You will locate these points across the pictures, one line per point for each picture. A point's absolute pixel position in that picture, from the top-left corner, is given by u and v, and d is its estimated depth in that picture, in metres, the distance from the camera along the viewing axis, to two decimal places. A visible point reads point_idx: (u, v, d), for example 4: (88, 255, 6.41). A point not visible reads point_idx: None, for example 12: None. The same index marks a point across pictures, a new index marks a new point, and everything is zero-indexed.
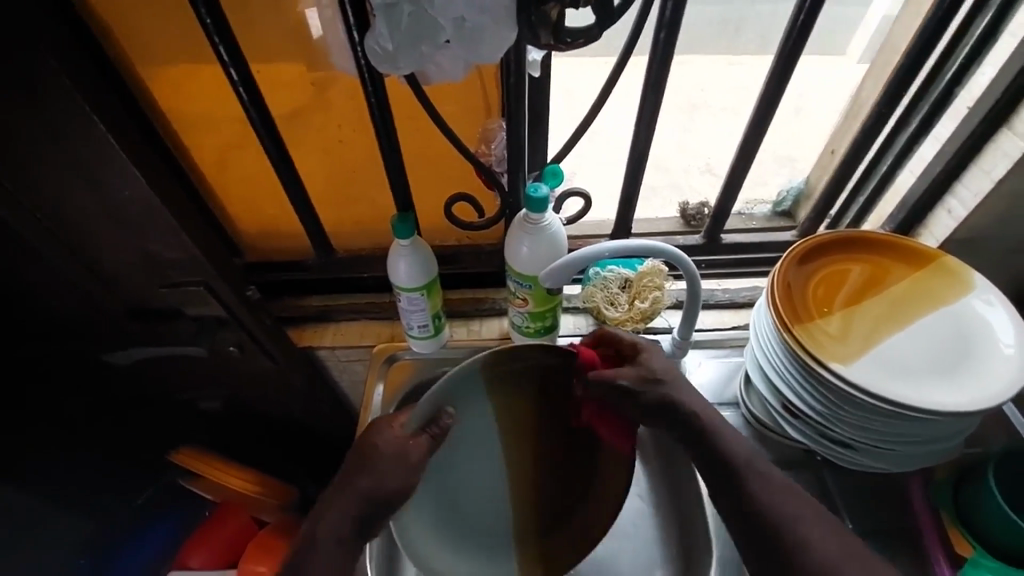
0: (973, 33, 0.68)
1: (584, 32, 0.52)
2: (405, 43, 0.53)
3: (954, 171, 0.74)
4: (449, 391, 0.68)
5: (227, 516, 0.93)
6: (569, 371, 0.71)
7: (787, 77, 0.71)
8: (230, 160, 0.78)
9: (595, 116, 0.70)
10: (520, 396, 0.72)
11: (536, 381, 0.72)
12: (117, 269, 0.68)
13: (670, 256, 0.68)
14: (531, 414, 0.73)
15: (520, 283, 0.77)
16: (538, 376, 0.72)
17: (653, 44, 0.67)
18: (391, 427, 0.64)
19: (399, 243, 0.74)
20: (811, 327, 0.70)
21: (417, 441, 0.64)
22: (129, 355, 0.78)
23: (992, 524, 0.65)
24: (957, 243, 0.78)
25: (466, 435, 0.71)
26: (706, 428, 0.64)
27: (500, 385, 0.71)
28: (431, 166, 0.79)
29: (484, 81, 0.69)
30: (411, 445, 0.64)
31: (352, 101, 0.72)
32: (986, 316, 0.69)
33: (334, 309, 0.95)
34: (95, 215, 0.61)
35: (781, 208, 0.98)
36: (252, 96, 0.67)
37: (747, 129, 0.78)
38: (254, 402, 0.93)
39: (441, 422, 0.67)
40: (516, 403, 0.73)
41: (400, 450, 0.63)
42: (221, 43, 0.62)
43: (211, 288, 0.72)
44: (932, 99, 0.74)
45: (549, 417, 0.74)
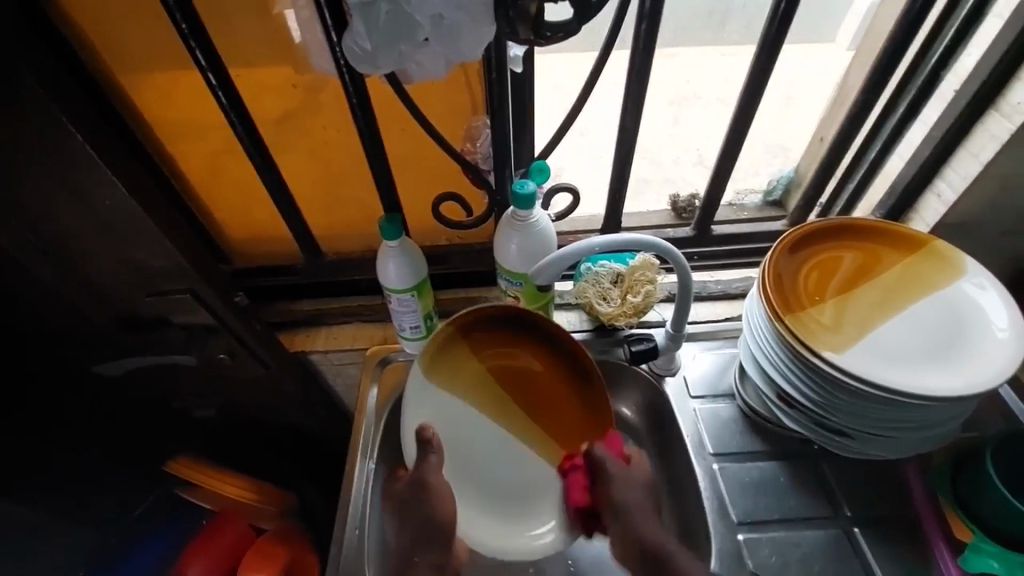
0: (958, 15, 0.67)
1: (563, 26, 0.51)
2: (383, 42, 0.52)
3: (942, 155, 0.74)
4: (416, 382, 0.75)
5: (225, 525, 0.89)
6: (506, 329, 0.80)
7: (770, 68, 0.71)
8: (213, 166, 0.77)
9: (580, 110, 0.70)
10: (474, 365, 0.79)
11: (483, 340, 0.80)
12: (102, 279, 0.68)
13: (661, 250, 0.68)
14: (496, 383, 0.79)
15: (511, 282, 0.76)
16: (482, 336, 0.80)
17: (636, 37, 0.67)
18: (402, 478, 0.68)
19: (388, 244, 0.74)
20: (802, 317, 0.70)
21: (429, 463, 0.64)
22: (117, 367, 0.79)
23: (993, 510, 0.64)
24: (948, 227, 0.78)
25: (448, 420, 0.76)
26: (631, 525, 0.62)
27: (447, 369, 0.77)
28: (417, 165, 0.79)
29: (468, 79, 0.69)
30: (425, 469, 0.64)
31: (335, 103, 0.71)
32: (978, 300, 0.69)
33: (326, 312, 0.94)
34: (77, 225, 0.60)
35: (772, 197, 0.98)
36: (231, 100, 0.66)
37: (733, 120, 0.77)
38: (248, 408, 0.93)
39: (433, 435, 0.65)
40: (475, 367, 0.79)
41: (419, 482, 0.64)
42: (198, 47, 0.61)
43: (198, 295, 0.71)
44: (918, 83, 0.73)
45: (513, 376, 0.80)
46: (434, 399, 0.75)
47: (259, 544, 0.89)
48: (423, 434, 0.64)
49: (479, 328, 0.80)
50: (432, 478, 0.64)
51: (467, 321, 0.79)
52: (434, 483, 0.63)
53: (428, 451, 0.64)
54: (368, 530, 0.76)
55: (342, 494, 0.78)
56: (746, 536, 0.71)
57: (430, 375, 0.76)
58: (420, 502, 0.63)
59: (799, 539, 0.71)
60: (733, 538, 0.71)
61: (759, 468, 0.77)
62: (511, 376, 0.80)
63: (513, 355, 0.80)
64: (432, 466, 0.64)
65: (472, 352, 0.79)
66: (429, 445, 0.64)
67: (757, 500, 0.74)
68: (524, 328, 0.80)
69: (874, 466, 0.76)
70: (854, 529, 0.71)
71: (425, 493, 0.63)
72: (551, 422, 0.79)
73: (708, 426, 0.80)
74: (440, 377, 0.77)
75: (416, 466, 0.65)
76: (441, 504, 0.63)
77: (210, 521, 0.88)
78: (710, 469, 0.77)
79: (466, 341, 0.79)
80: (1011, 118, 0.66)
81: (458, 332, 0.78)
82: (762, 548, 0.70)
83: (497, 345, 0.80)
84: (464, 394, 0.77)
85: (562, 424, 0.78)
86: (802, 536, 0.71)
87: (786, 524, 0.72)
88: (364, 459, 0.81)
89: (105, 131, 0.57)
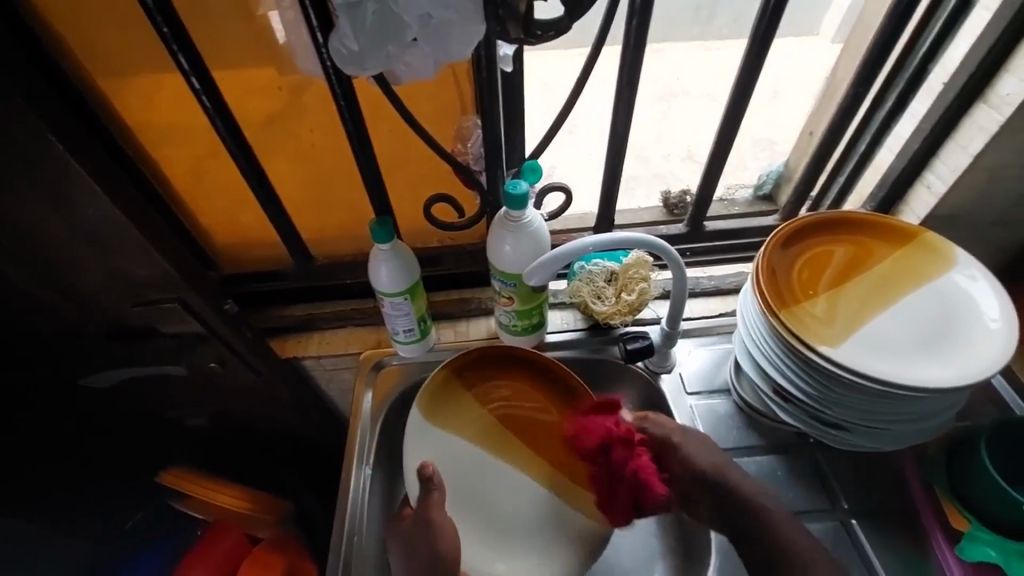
0: (946, 7, 0.67)
1: (554, 23, 0.50)
2: (371, 44, 0.51)
3: (931, 147, 0.75)
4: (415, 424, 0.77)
5: (220, 534, 0.88)
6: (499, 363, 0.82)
7: (760, 65, 0.71)
8: (195, 170, 0.76)
9: (571, 108, 0.70)
10: (472, 403, 0.81)
11: (476, 374, 0.82)
12: (87, 290, 0.66)
13: (654, 247, 0.68)
14: (497, 421, 0.81)
15: (505, 283, 0.75)
16: (474, 371, 0.82)
17: (627, 35, 0.66)
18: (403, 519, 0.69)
19: (379, 247, 0.72)
20: (797, 311, 0.70)
21: (433, 500, 0.64)
22: (105, 378, 0.77)
23: (989, 498, 0.65)
24: (938, 219, 0.79)
25: (449, 459, 0.77)
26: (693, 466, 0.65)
27: (445, 410, 0.79)
28: (407, 167, 0.78)
29: (457, 79, 0.68)
30: (430, 506, 0.64)
31: (322, 105, 0.70)
32: (969, 290, 0.69)
33: (318, 317, 0.93)
34: (59, 235, 0.59)
35: (762, 191, 0.98)
36: (215, 104, 0.65)
37: (725, 116, 0.77)
38: (241, 416, 0.91)
39: (434, 471, 0.65)
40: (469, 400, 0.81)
41: (423, 520, 0.64)
42: (180, 51, 0.59)
43: (187, 303, 0.69)
44: (906, 76, 0.73)
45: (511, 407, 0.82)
46: (433, 440, 0.77)
47: (254, 553, 0.88)
48: (423, 472, 0.65)
49: (475, 368, 0.82)
50: (435, 515, 0.64)
51: (461, 362, 0.81)
52: (437, 520, 0.64)
53: (430, 489, 0.64)
54: (366, 535, 0.75)
55: (340, 493, 0.77)
56: None
57: (427, 418, 0.78)
58: (426, 538, 0.63)
59: None
60: None
61: (756, 462, 0.77)
62: (511, 412, 0.81)
63: (510, 393, 0.82)
64: (435, 503, 0.64)
65: (469, 392, 0.81)
66: (431, 482, 0.64)
67: None
68: (519, 365, 0.82)
69: (870, 458, 0.76)
70: (852, 520, 0.72)
71: (431, 531, 0.63)
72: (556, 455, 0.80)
73: (705, 423, 0.80)
74: (439, 418, 0.78)
75: (420, 505, 0.65)
76: (446, 539, 0.63)
77: (204, 531, 0.88)
78: None
79: (462, 382, 0.81)
80: (1000, 110, 0.66)
81: (453, 374, 0.81)
82: None
83: (495, 384, 0.82)
84: (467, 434, 0.79)
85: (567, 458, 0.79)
86: None
87: None
88: (361, 465, 0.80)
89: (87, 139, 0.55)
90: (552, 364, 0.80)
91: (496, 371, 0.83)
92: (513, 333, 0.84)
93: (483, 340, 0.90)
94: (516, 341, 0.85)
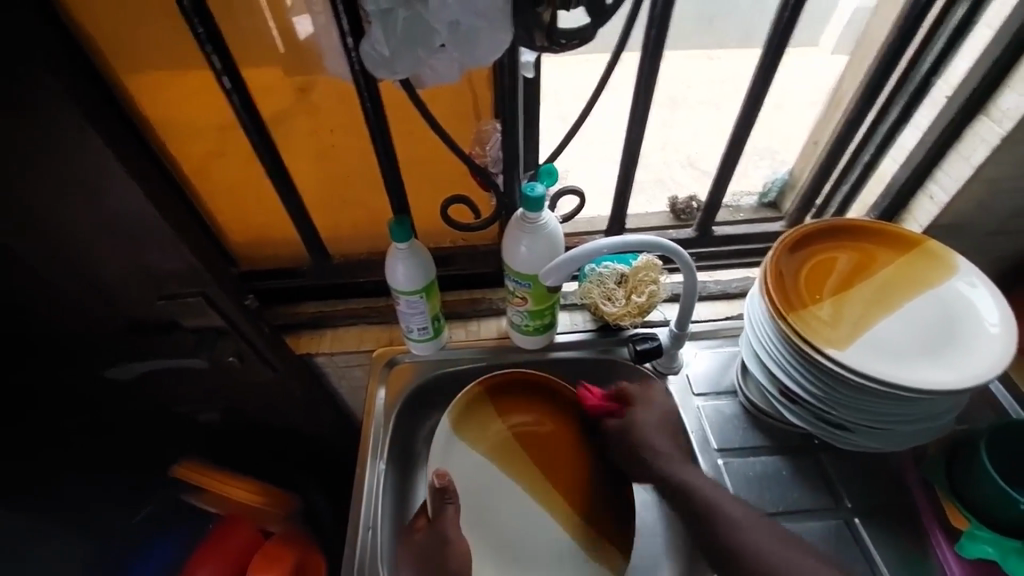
0: (951, 23, 0.70)
1: (578, 33, 0.53)
2: (401, 48, 0.54)
3: (935, 157, 0.77)
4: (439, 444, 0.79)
5: (232, 529, 0.90)
6: (518, 382, 0.85)
7: (771, 76, 0.74)
8: (218, 168, 0.78)
9: (587, 116, 0.72)
10: (499, 426, 0.84)
11: (497, 393, 0.84)
12: (113, 284, 0.68)
13: (666, 250, 0.70)
14: (520, 446, 0.83)
15: (518, 283, 0.77)
16: (495, 390, 0.84)
17: (644, 44, 0.69)
18: (416, 530, 0.69)
19: (397, 247, 0.74)
20: (803, 314, 0.72)
21: (447, 513, 0.67)
22: (127, 371, 0.77)
23: (989, 498, 0.67)
24: (940, 228, 0.81)
25: (472, 477, 0.80)
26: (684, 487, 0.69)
27: (472, 427, 0.82)
28: (426, 169, 0.80)
29: (477, 85, 0.70)
30: (443, 520, 0.67)
31: (346, 107, 0.72)
32: (970, 298, 0.71)
33: (332, 315, 0.95)
34: (91, 228, 0.61)
35: (767, 198, 1.00)
36: (244, 103, 0.67)
37: (736, 123, 0.80)
38: (254, 411, 0.92)
39: (449, 483, 0.69)
40: (485, 418, 0.83)
41: (438, 533, 0.66)
42: (214, 52, 0.61)
43: (210, 298, 0.71)
44: (911, 89, 0.76)
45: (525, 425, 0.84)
46: (460, 455, 0.80)
47: (265, 548, 0.90)
48: (437, 481, 0.69)
49: (499, 388, 0.84)
50: (449, 530, 0.66)
51: (495, 382, 0.84)
52: (452, 536, 0.66)
53: (445, 501, 0.68)
54: (380, 531, 0.77)
55: (354, 488, 0.79)
56: None
57: (457, 430, 0.81)
58: (439, 554, 0.65)
59: (803, 531, 0.73)
60: None
61: (762, 462, 0.79)
62: (536, 439, 0.84)
63: (533, 422, 0.84)
64: (450, 516, 0.67)
65: (498, 414, 0.84)
66: (446, 496, 0.68)
67: (760, 493, 0.76)
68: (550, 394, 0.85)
69: (873, 459, 0.78)
70: (854, 519, 0.74)
71: (444, 548, 0.65)
72: (573, 484, 0.82)
73: (712, 423, 0.82)
74: (466, 433, 0.81)
75: (435, 517, 0.68)
76: (458, 553, 0.65)
77: (215, 524, 0.90)
78: (714, 464, 0.79)
79: (492, 404, 0.84)
80: (1001, 123, 0.68)
81: (487, 392, 0.84)
82: None
83: (521, 411, 0.85)
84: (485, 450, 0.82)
85: (582, 487, 0.82)
86: (805, 528, 0.73)
87: (790, 516, 0.74)
88: (375, 460, 0.82)
89: (125, 138, 0.57)
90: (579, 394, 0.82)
91: (523, 397, 0.85)
92: (524, 333, 0.85)
93: (494, 340, 0.92)
94: (527, 341, 0.87)
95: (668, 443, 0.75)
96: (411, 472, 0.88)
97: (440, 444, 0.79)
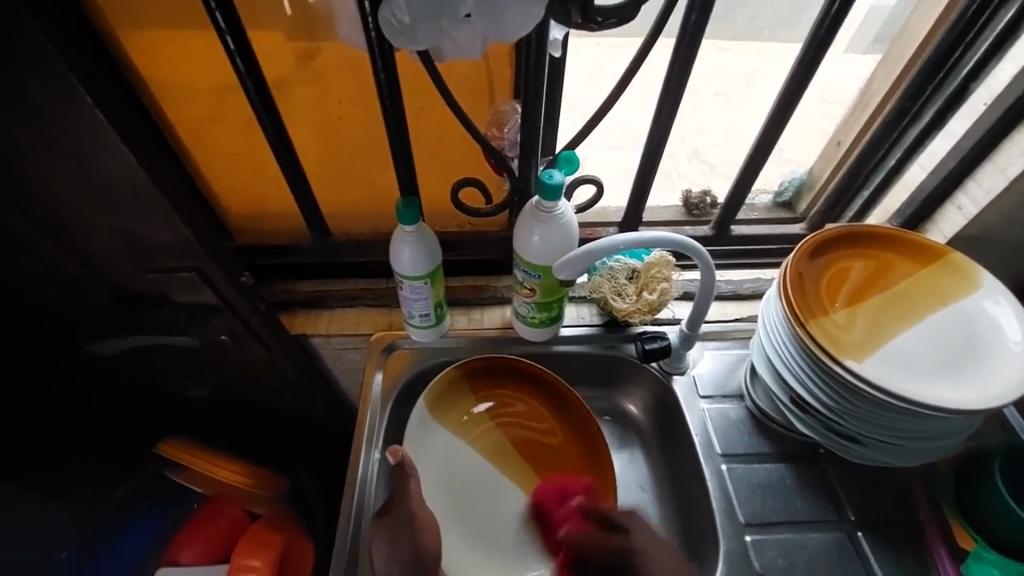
0: (995, 28, 0.67)
1: (617, 11, 0.49)
2: (423, 14, 0.49)
3: (969, 165, 0.74)
4: (411, 431, 0.78)
5: (216, 511, 0.87)
6: (493, 366, 0.84)
7: (810, 70, 0.70)
8: (218, 136, 0.73)
9: (613, 103, 0.68)
10: (474, 410, 0.83)
11: (475, 375, 0.84)
12: (103, 254, 0.64)
13: (685, 246, 0.67)
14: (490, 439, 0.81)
15: (528, 273, 0.74)
16: (480, 370, 0.83)
17: (681, 28, 0.65)
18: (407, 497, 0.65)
19: (403, 229, 0.70)
20: (821, 321, 0.70)
21: (408, 489, 0.64)
22: (114, 346, 0.73)
23: (1000, 522, 0.66)
24: (965, 240, 0.79)
25: (448, 455, 0.79)
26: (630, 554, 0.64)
27: (449, 411, 0.82)
28: (439, 149, 0.76)
29: (496, 62, 0.67)
30: (407, 496, 0.64)
31: (356, 79, 0.68)
32: (995, 314, 0.69)
33: (329, 295, 0.91)
34: (82, 197, 0.57)
35: (782, 198, 0.97)
36: (248, 67, 0.62)
37: (766, 122, 0.76)
38: (245, 392, 0.89)
39: (404, 458, 0.65)
40: (466, 403, 0.83)
41: (405, 509, 0.64)
42: (218, 8, 0.57)
43: (203, 273, 0.67)
44: (947, 94, 0.73)
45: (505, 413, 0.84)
46: (434, 437, 0.79)
47: (251, 530, 0.86)
48: (392, 459, 0.64)
49: (481, 375, 0.84)
50: (414, 507, 0.63)
51: (475, 365, 0.83)
52: (417, 509, 0.64)
53: (404, 476, 0.64)
54: (372, 523, 0.74)
55: (347, 479, 0.76)
56: (753, 537, 0.72)
57: (433, 413, 0.80)
58: (408, 532, 0.63)
59: (805, 542, 0.72)
60: (740, 538, 0.72)
61: (766, 469, 0.77)
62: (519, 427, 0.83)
63: (513, 407, 0.84)
64: (412, 493, 0.64)
65: (475, 397, 0.84)
66: (404, 472, 0.64)
67: (764, 501, 0.75)
68: (527, 381, 0.84)
69: (877, 472, 0.77)
70: (857, 533, 0.72)
71: (413, 525, 0.63)
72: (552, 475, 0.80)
73: (718, 428, 0.80)
74: (442, 414, 0.81)
75: (398, 493, 0.65)
76: (427, 529, 0.63)
77: (201, 505, 0.87)
78: (718, 469, 0.77)
79: (469, 387, 0.84)
80: None
81: (465, 376, 0.83)
82: (768, 550, 0.71)
83: (501, 396, 0.84)
84: (466, 435, 0.81)
85: (558, 474, 0.80)
86: (807, 539, 0.72)
87: (792, 526, 0.73)
88: (369, 449, 0.79)
89: (118, 98, 0.53)
90: (548, 376, 0.83)
91: (497, 382, 0.85)
92: (530, 325, 0.82)
93: (496, 330, 0.89)
94: (531, 333, 0.84)
95: (650, 537, 0.66)
96: None
97: (418, 424, 0.78)
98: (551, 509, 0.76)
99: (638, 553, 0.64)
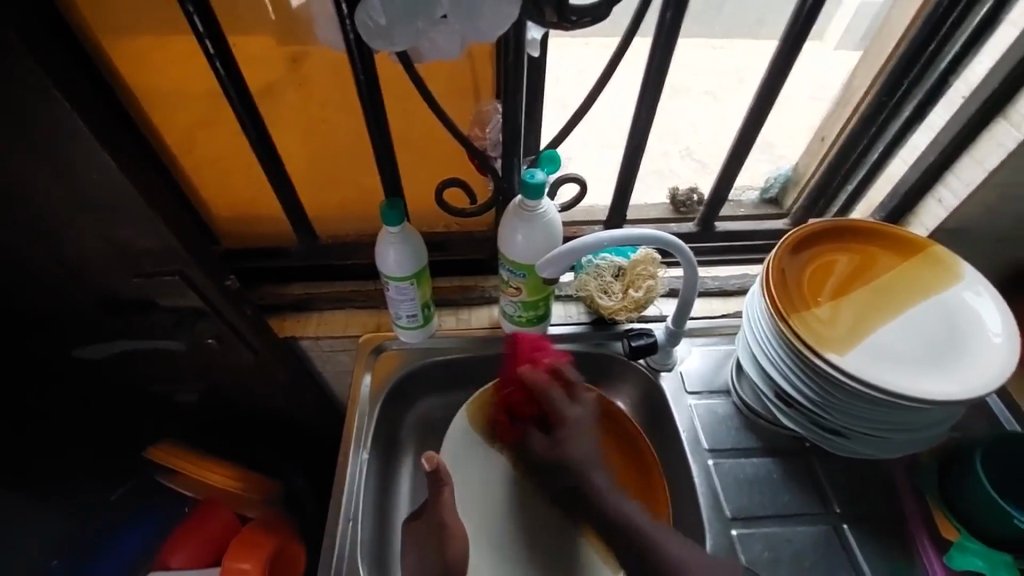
0: (971, 22, 0.67)
1: (591, 10, 0.50)
2: (398, 16, 0.50)
3: (948, 158, 0.75)
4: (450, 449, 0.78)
5: (208, 514, 0.87)
6: None
7: (788, 66, 0.71)
8: (202, 141, 0.74)
9: (593, 102, 0.69)
10: None
11: None
12: (87, 261, 0.64)
13: (667, 243, 0.67)
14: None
15: (513, 272, 0.74)
16: None
17: (659, 26, 0.65)
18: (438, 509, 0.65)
19: (388, 230, 0.71)
20: (804, 316, 0.70)
21: (441, 497, 0.64)
22: (102, 350, 0.73)
23: (983, 512, 0.67)
24: (946, 232, 0.80)
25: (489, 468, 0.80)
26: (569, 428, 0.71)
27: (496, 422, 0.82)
28: (423, 150, 0.76)
29: (476, 63, 0.67)
30: (440, 503, 0.64)
31: (338, 82, 0.68)
32: (975, 306, 0.70)
33: (317, 297, 0.91)
34: (62, 203, 0.57)
35: (768, 194, 0.97)
36: (228, 71, 0.63)
37: (747, 118, 0.77)
38: (234, 396, 0.89)
39: (440, 465, 0.64)
40: None
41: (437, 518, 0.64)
42: (196, 13, 0.57)
43: (187, 277, 0.67)
44: (925, 89, 0.74)
45: None
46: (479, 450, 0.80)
47: (242, 533, 0.86)
48: (427, 465, 0.63)
49: None
50: (445, 516, 0.64)
51: None
52: (448, 519, 0.64)
53: (439, 485, 0.64)
54: (362, 523, 0.74)
55: (335, 480, 0.77)
56: (740, 531, 0.73)
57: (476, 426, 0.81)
58: (438, 540, 0.64)
59: (792, 535, 0.72)
60: (726, 533, 0.72)
61: (753, 464, 0.78)
62: None
63: None
64: (444, 502, 0.64)
65: None
66: (439, 481, 0.64)
67: (750, 496, 0.75)
68: None
69: (863, 464, 0.77)
70: (842, 525, 0.73)
71: (443, 534, 0.64)
72: None
73: (705, 424, 0.81)
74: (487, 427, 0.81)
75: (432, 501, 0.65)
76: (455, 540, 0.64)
77: (192, 509, 0.87)
78: (705, 465, 0.78)
79: None
80: (1020, 127, 0.67)
81: None
82: (755, 544, 0.72)
83: None
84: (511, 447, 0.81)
85: None
86: (793, 532, 0.72)
87: (778, 520, 0.73)
88: (358, 449, 0.79)
89: (97, 103, 0.53)
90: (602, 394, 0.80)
91: None
92: (518, 324, 0.83)
93: (484, 330, 0.89)
94: None
95: (585, 419, 0.73)
96: (397, 459, 0.86)
97: (456, 442, 0.79)
98: (522, 352, 0.75)
99: (577, 427, 0.72)
